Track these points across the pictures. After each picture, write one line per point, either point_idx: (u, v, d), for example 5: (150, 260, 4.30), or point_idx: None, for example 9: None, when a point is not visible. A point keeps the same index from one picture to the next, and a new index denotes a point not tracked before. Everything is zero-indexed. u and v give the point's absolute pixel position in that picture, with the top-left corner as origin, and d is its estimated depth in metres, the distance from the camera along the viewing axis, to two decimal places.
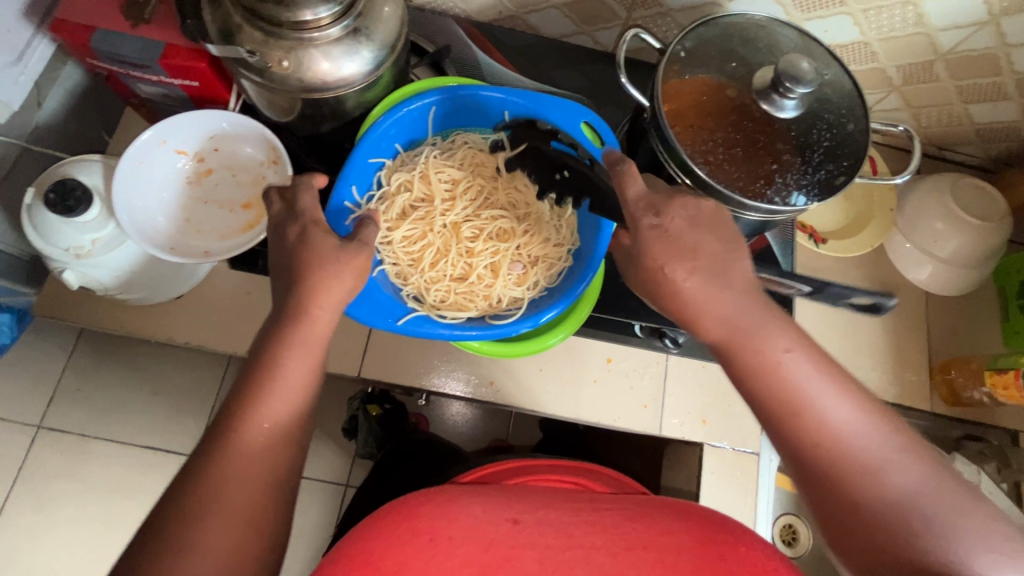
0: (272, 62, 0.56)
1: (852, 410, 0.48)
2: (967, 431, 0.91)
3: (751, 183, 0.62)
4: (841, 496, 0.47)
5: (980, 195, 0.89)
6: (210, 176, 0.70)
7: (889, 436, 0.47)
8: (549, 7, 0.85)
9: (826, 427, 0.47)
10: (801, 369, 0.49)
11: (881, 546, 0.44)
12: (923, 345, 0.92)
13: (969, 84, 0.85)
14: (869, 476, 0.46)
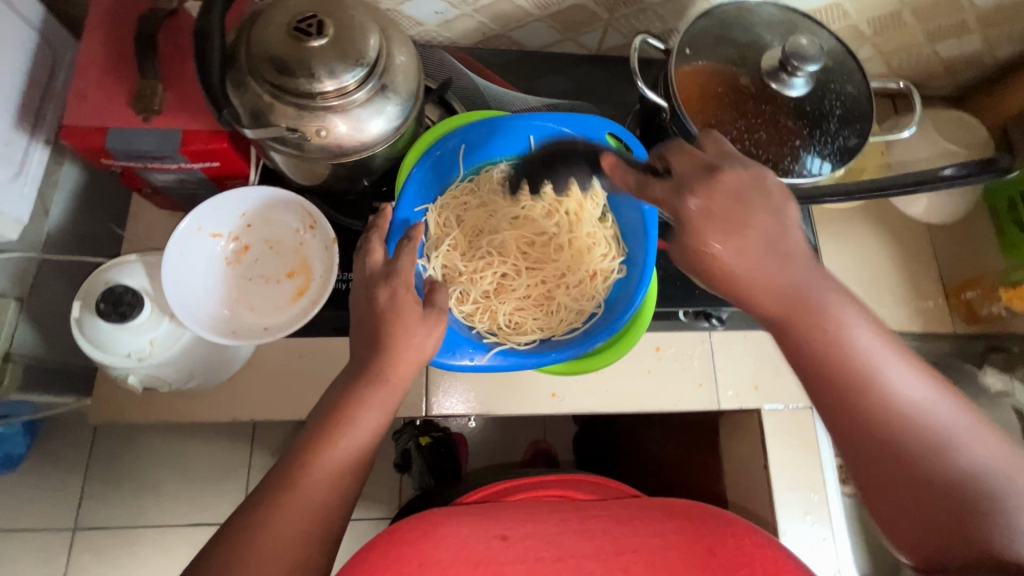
0: (311, 134, 0.57)
1: (924, 389, 0.46)
2: (990, 344, 0.96)
3: (779, 161, 0.65)
4: (900, 459, 0.45)
5: (959, 124, 0.96)
6: (247, 252, 0.70)
7: (959, 416, 0.46)
8: (532, 21, 0.85)
9: (901, 401, 0.46)
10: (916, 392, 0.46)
11: (947, 525, 0.42)
12: (934, 274, 0.97)
13: (934, 26, 0.90)
14: (941, 451, 0.44)
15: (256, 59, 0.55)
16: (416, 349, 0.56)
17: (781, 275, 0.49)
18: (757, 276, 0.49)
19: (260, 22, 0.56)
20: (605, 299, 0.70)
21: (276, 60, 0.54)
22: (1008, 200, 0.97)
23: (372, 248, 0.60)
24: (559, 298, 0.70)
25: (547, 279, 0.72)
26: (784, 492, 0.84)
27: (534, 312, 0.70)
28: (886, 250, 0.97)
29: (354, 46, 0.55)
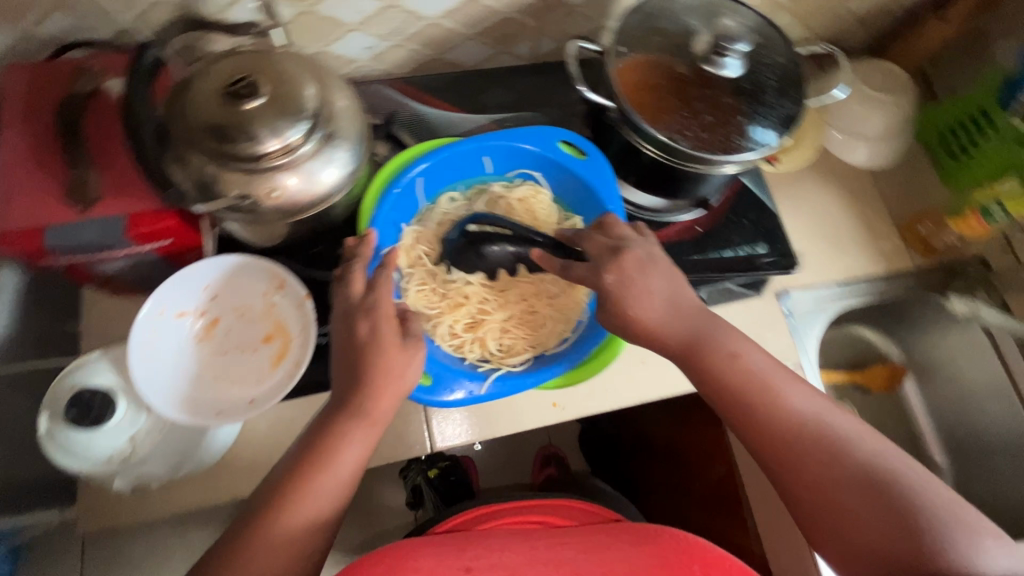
0: (262, 197, 0.55)
1: (813, 403, 0.58)
2: (950, 270, 1.01)
3: (729, 138, 0.67)
4: (807, 470, 0.55)
5: (883, 73, 1.01)
6: (219, 325, 0.68)
7: (846, 425, 0.57)
8: (464, 40, 0.85)
9: (799, 415, 0.57)
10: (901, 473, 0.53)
11: (857, 526, 0.52)
12: (888, 214, 1.01)
13: None
14: (837, 456, 0.55)
15: (194, 131, 0.53)
16: (404, 388, 0.55)
17: (681, 326, 0.61)
18: (668, 328, 0.60)
19: (190, 91, 0.54)
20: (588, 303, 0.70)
21: (214, 128, 0.52)
22: (939, 133, 1.01)
23: (353, 278, 0.59)
24: (541, 310, 0.70)
25: (526, 296, 0.70)
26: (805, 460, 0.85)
27: (522, 332, 0.69)
28: (842, 200, 1.00)
29: (291, 100, 0.54)
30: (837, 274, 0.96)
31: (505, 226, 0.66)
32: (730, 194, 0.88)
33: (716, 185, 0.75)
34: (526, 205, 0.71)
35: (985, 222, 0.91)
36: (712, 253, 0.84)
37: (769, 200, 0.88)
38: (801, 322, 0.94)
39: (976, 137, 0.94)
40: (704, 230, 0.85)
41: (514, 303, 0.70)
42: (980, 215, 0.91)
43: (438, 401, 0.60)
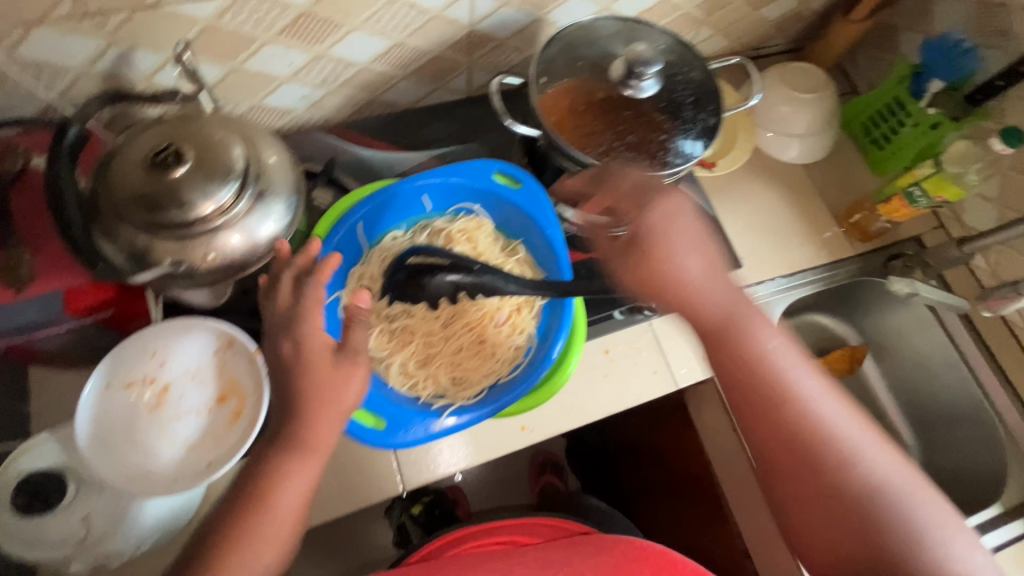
0: (198, 261, 0.56)
1: (840, 409, 0.61)
2: (890, 253, 1.04)
3: (653, 155, 0.70)
4: (818, 471, 0.58)
5: (805, 73, 1.02)
6: (171, 392, 0.67)
7: (868, 436, 0.60)
8: (398, 81, 0.86)
9: (825, 420, 0.59)
10: (927, 517, 0.57)
11: (854, 530, 0.57)
12: (826, 206, 1.05)
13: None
14: (851, 465, 0.58)
15: (122, 204, 0.54)
16: (341, 406, 0.56)
17: (720, 289, 0.63)
18: (704, 296, 0.62)
19: (116, 163, 0.55)
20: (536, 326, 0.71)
21: (142, 199, 0.53)
22: (861, 126, 1.04)
23: (280, 329, 0.58)
24: (489, 338, 0.70)
25: (474, 326, 0.71)
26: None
27: (474, 363, 0.69)
28: (781, 197, 1.04)
29: (219, 161, 0.55)
30: (783, 268, 1.00)
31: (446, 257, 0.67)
32: None
33: None
34: (468, 235, 0.73)
35: (911, 207, 0.95)
36: None
37: None
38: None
39: (897, 126, 0.98)
40: None
41: (463, 334, 0.70)
42: (904, 199, 0.95)
43: (397, 442, 0.60)
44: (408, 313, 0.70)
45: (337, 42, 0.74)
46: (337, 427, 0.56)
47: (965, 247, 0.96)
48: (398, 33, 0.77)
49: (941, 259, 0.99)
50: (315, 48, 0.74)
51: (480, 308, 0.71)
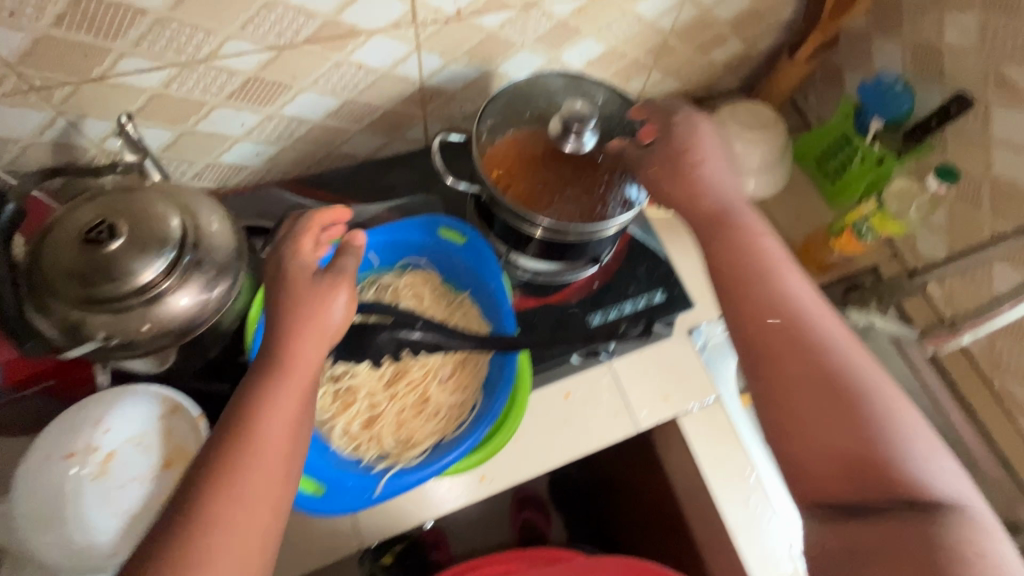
0: (133, 332, 0.55)
1: (813, 298, 0.58)
2: (847, 284, 1.07)
3: (593, 208, 0.71)
4: (788, 347, 0.55)
5: (753, 110, 0.97)
6: (114, 459, 0.64)
7: (843, 332, 0.56)
8: (354, 133, 0.85)
9: (795, 302, 0.57)
10: (924, 431, 0.50)
11: (822, 414, 0.51)
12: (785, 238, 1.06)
13: (703, 41, 0.89)
14: (821, 348, 0.54)
15: (56, 281, 0.54)
16: (326, 329, 0.59)
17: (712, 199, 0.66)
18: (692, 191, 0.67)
19: (52, 239, 0.55)
20: (481, 380, 0.70)
21: (75, 275, 0.53)
22: (813, 160, 1.06)
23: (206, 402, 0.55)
24: (434, 397, 0.70)
25: (418, 383, 0.70)
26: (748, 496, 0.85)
27: (420, 421, 0.69)
28: None
29: (154, 232, 0.55)
30: None
31: (389, 314, 0.70)
32: (622, 247, 0.92)
33: (598, 246, 0.78)
34: (416, 288, 0.75)
35: (859, 240, 0.96)
36: (612, 309, 0.87)
37: (661, 249, 0.92)
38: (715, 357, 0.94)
39: (847, 161, 1.00)
40: (601, 284, 0.88)
41: (408, 392, 0.70)
42: (853, 234, 0.96)
43: (328, 509, 0.61)
44: (351, 373, 0.69)
45: (288, 102, 0.75)
46: (318, 348, 0.58)
47: (913, 280, 0.96)
48: (349, 91, 0.77)
49: (893, 291, 1.00)
50: (267, 108, 0.75)
51: (425, 364, 0.71)
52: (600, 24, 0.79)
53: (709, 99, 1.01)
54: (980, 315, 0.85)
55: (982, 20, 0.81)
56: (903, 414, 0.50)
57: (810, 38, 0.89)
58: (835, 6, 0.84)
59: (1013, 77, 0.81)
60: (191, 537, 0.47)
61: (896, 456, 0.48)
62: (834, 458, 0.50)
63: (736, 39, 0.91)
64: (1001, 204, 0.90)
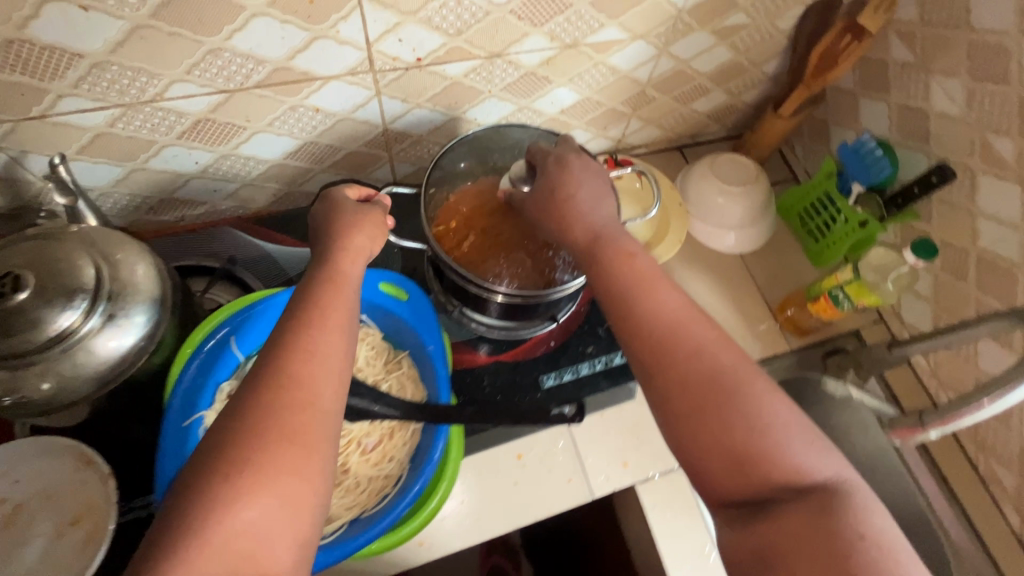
0: (34, 390, 0.56)
1: (671, 297, 0.59)
2: (829, 348, 1.02)
3: (542, 271, 0.74)
4: (668, 360, 0.55)
5: (736, 163, 0.92)
6: (21, 513, 0.61)
7: (712, 334, 0.56)
8: (316, 173, 0.86)
9: (667, 313, 0.58)
10: (791, 414, 0.52)
11: (706, 424, 0.52)
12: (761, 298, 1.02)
13: (681, 93, 0.84)
14: (695, 356, 0.55)
15: None
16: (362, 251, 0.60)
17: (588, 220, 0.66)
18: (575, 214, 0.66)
19: None
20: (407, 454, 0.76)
21: None
22: (796, 216, 1.03)
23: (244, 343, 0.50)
24: (355, 468, 0.74)
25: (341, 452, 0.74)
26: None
27: (339, 492, 0.72)
28: (715, 286, 1.01)
29: (65, 282, 0.56)
30: None
31: None
32: (586, 300, 0.91)
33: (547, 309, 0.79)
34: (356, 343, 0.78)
35: (836, 308, 0.92)
36: (568, 371, 0.86)
37: None
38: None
39: (830, 221, 0.97)
40: (557, 344, 0.88)
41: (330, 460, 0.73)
42: (830, 300, 0.93)
43: None
44: None
45: (244, 142, 0.77)
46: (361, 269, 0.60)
47: (892, 351, 0.88)
48: (308, 133, 0.78)
49: (877, 362, 0.92)
50: (220, 147, 0.76)
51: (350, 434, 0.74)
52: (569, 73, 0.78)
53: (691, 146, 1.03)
54: (949, 412, 0.77)
55: (969, 88, 0.78)
56: (772, 402, 0.52)
57: (795, 92, 0.86)
58: (817, 64, 0.83)
59: (1000, 150, 0.77)
60: (235, 476, 0.44)
61: (770, 452, 0.50)
62: (728, 458, 0.51)
63: (717, 91, 0.86)
64: (987, 279, 0.85)
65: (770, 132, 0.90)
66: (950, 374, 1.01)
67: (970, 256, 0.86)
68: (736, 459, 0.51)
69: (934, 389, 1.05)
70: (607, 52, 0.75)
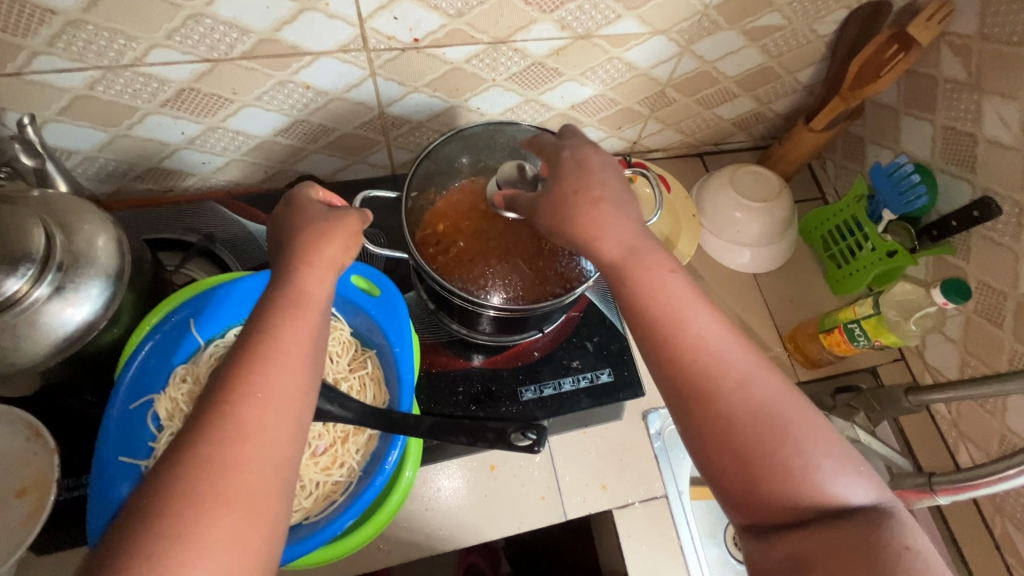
0: None
1: (721, 329, 0.52)
2: (840, 386, 0.94)
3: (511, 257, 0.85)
4: (706, 407, 0.49)
5: (756, 178, 0.97)
6: None
7: (749, 358, 0.51)
8: None
9: (702, 338, 0.51)
10: (716, 334, 0.51)
11: (762, 448, 0.47)
12: (776, 319, 0.99)
13: (702, 96, 0.93)
14: (710, 398, 0.49)
15: None
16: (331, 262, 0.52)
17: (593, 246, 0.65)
18: None
19: None
20: None
21: None
22: (821, 239, 1.00)
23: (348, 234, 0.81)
24: None
25: None
26: (605, 530, 0.87)
27: None
28: (730, 282, 1.01)
29: None
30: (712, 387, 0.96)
31: None
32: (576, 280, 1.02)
33: None
34: None
35: (849, 345, 0.86)
36: None
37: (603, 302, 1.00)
38: (668, 446, 0.87)
39: (856, 247, 0.94)
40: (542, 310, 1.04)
41: None
42: (844, 334, 0.87)
43: None
44: None
45: None
46: (341, 242, 0.53)
47: (909, 397, 0.81)
48: None
49: (887, 405, 0.86)
50: None
51: None
52: (581, 67, 0.81)
53: (715, 154, 1.08)
54: (961, 478, 0.65)
55: None
56: (702, 324, 0.52)
57: (829, 106, 0.89)
58: (856, 77, 0.84)
59: None
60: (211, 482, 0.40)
61: (695, 373, 0.50)
62: (795, 512, 0.45)
63: (746, 96, 0.95)
64: None
65: (804, 143, 0.97)
66: (973, 428, 0.86)
67: (1006, 301, 0.77)
68: (677, 386, 0.51)
69: (954, 442, 0.90)
70: (624, 47, 0.80)
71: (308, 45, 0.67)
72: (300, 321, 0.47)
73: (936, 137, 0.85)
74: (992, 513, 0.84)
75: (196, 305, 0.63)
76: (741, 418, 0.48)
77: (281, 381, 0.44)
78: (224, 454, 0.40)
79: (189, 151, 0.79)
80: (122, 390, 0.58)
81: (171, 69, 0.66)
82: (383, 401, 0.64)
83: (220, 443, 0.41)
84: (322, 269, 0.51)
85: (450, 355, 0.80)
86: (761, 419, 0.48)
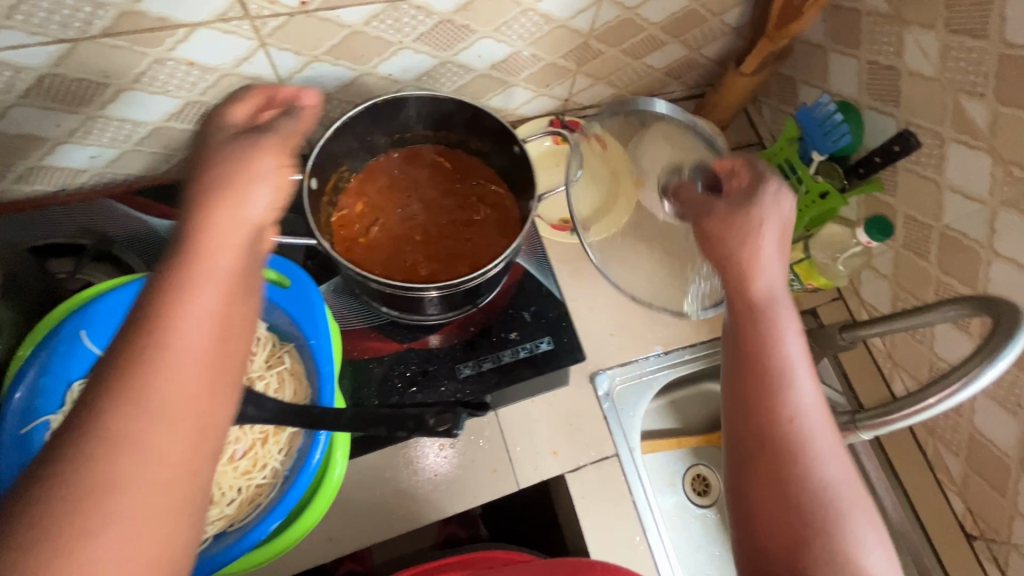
0: None
1: (821, 399, 0.50)
2: None
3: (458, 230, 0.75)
4: (768, 460, 0.48)
5: None
6: None
7: (833, 436, 0.49)
8: None
9: (794, 397, 0.49)
10: (816, 405, 0.49)
11: (806, 516, 0.46)
12: None
13: (628, 46, 0.89)
14: (780, 454, 0.48)
15: None
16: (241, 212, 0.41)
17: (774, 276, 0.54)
18: None
19: None
20: None
21: None
22: None
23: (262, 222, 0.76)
24: None
25: None
26: (559, 492, 0.88)
27: None
28: None
29: None
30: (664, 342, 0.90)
31: None
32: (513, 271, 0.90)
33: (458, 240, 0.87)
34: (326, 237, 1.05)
35: None
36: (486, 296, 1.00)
37: (555, 285, 0.84)
38: (618, 406, 0.87)
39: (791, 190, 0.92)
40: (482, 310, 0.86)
41: None
42: None
43: None
44: None
45: None
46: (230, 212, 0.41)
47: (844, 334, 0.83)
48: None
49: (823, 343, 0.87)
50: None
51: None
52: (493, 22, 0.76)
53: None
54: (881, 413, 0.69)
55: (942, 42, 0.70)
56: (805, 389, 0.50)
57: (757, 48, 0.87)
58: (780, 15, 0.81)
59: (972, 114, 0.69)
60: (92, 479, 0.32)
61: (777, 428, 0.48)
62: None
63: (674, 43, 0.91)
64: (948, 257, 0.77)
65: (737, 89, 0.94)
66: (905, 358, 0.89)
67: (930, 233, 0.78)
68: (744, 412, 0.50)
69: (889, 371, 0.93)
70: None
71: (177, 16, 0.60)
72: (198, 298, 0.37)
73: (861, 73, 0.83)
74: (925, 437, 0.87)
75: (76, 316, 0.57)
76: (803, 485, 0.47)
77: (179, 381, 0.35)
78: (105, 477, 0.32)
79: (70, 146, 0.71)
80: (12, 416, 0.55)
81: (22, 54, 0.59)
82: (306, 396, 0.61)
83: (78, 487, 0.32)
84: (223, 249, 0.39)
85: (381, 339, 0.77)
86: (820, 490, 0.46)
